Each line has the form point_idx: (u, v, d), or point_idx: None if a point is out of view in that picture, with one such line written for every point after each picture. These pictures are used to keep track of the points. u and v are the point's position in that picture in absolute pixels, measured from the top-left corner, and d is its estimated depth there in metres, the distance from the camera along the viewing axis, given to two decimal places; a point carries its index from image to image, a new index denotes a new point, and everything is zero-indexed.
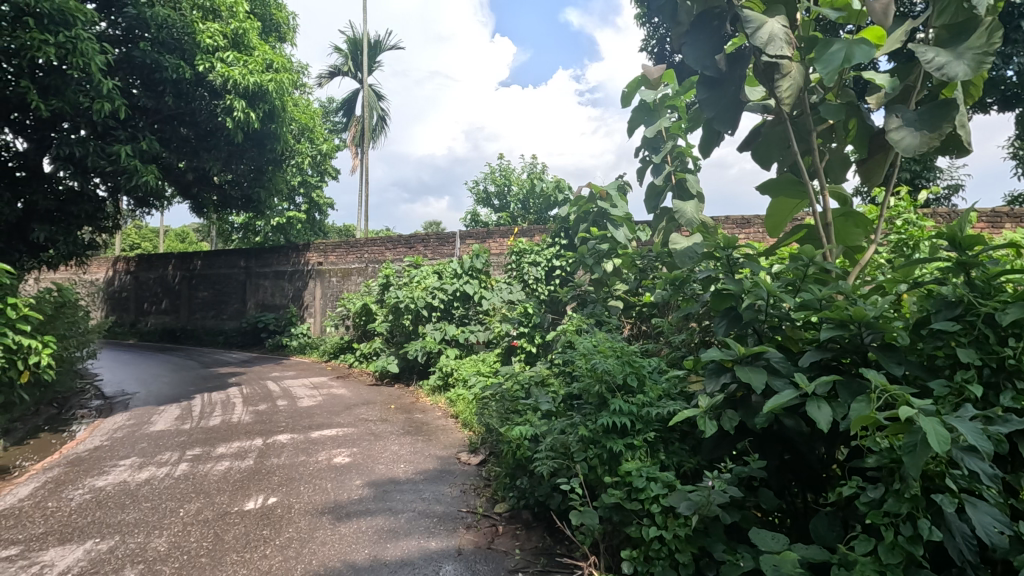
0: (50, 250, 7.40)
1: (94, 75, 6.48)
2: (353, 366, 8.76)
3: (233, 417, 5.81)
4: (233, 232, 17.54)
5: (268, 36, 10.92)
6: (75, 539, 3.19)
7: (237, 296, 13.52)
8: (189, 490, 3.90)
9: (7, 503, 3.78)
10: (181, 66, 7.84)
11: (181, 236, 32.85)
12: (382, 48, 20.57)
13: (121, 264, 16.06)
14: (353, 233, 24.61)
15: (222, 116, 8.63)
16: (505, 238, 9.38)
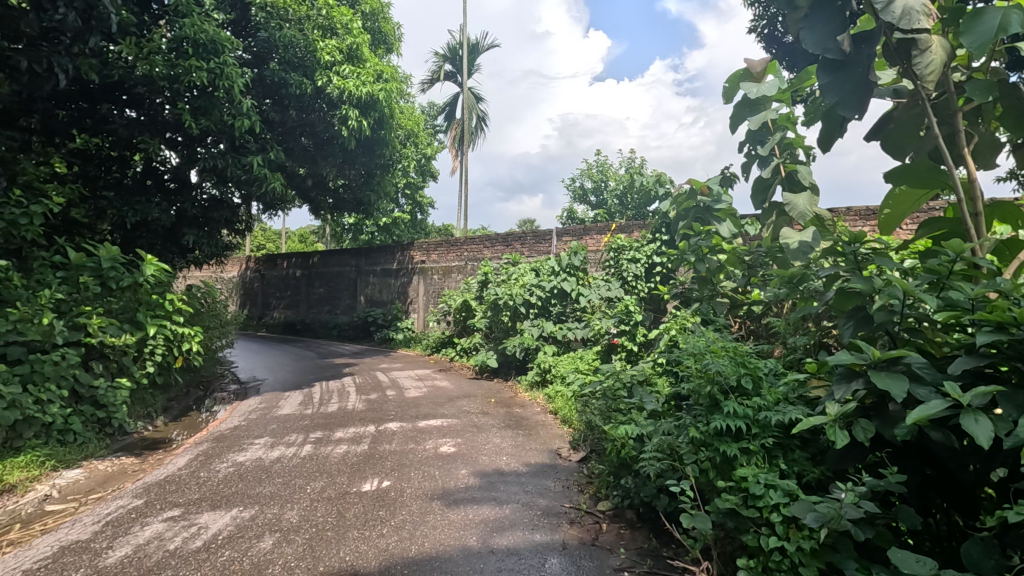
0: (197, 251, 8.40)
1: (234, 95, 7.28)
2: (454, 360, 9.12)
3: (348, 404, 6.29)
4: (344, 233, 18.87)
5: (377, 48, 11.62)
6: (224, 506, 3.62)
7: (348, 292, 14.54)
8: (314, 468, 4.28)
9: (169, 471, 4.37)
10: (304, 83, 8.57)
11: (300, 237, 35.89)
12: (480, 51, 21.09)
13: (250, 263, 17.88)
14: (451, 232, 25.51)
15: (338, 124, 9.34)
16: (602, 235, 9.30)
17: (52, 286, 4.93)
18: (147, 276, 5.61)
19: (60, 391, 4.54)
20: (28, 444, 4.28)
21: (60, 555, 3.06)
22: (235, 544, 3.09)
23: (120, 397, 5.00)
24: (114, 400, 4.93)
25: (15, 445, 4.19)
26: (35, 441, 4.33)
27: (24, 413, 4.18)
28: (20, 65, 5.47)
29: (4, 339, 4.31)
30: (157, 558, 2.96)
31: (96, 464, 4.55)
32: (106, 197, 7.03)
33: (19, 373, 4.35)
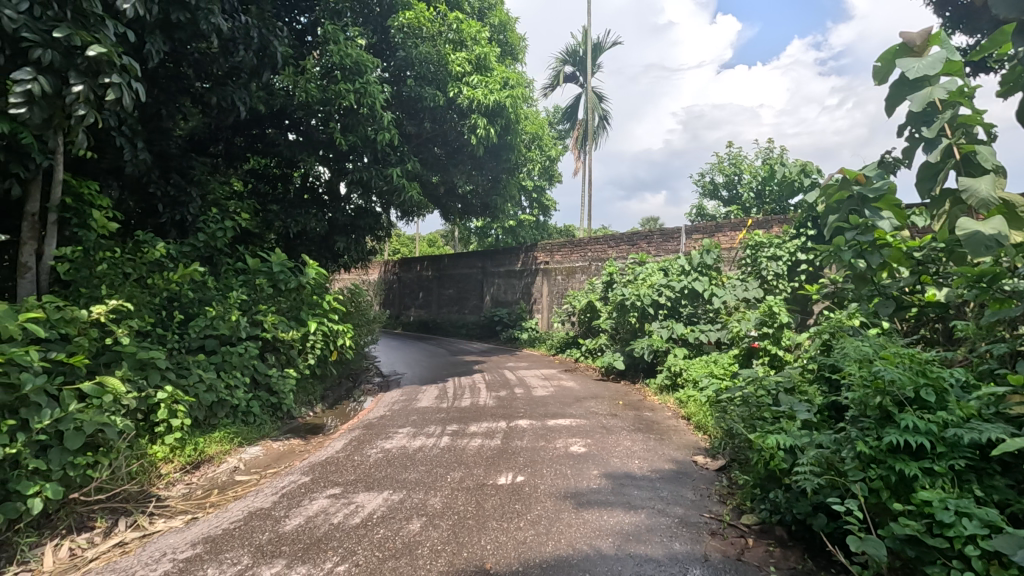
0: (346, 256, 9.30)
1: (378, 112, 7.95)
2: (579, 360, 9.13)
3: (480, 400, 6.57)
4: (470, 236, 19.77)
5: (503, 57, 11.99)
6: (377, 488, 3.97)
7: (476, 293, 15.18)
8: (453, 459, 4.54)
9: (329, 452, 4.89)
10: (437, 95, 9.12)
11: (431, 242, 38.11)
12: (603, 50, 20.88)
13: (388, 266, 19.43)
14: (573, 232, 25.53)
15: (467, 133, 9.82)
16: (736, 231, 8.77)
17: (237, 288, 5.77)
18: (308, 279, 6.32)
19: (244, 378, 5.28)
20: (221, 422, 5.03)
21: (250, 519, 3.56)
22: (388, 524, 3.37)
23: (289, 385, 5.71)
24: (283, 387, 5.64)
25: (212, 422, 4.95)
26: (226, 420, 5.07)
27: (219, 396, 4.93)
28: (211, 101, 6.44)
29: (202, 332, 5.10)
30: (324, 530, 3.33)
31: (271, 442, 5.23)
32: (274, 211, 8.03)
33: (214, 361, 5.13)
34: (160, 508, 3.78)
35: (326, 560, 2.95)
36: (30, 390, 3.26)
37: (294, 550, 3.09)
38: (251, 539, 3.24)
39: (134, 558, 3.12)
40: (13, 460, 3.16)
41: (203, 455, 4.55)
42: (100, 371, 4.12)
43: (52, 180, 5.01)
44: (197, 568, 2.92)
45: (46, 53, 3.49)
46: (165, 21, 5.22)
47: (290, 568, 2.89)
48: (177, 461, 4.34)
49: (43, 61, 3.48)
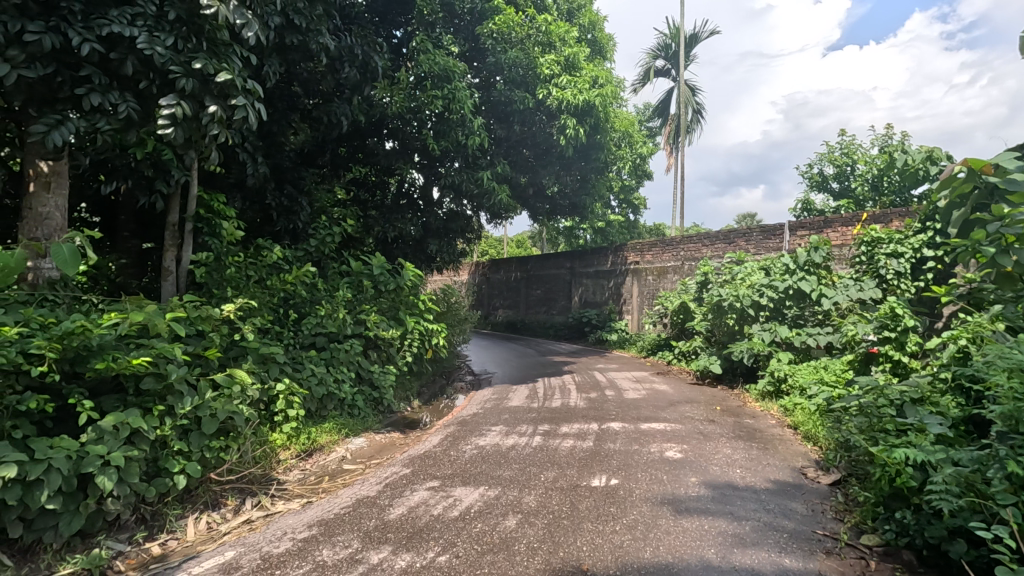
0: (438, 258, 9.64)
1: (468, 118, 8.17)
2: (671, 363, 8.84)
3: (570, 401, 6.56)
4: (558, 236, 19.80)
5: (593, 56, 11.91)
6: (473, 483, 4.09)
7: (563, 294, 15.18)
8: (545, 458, 4.57)
9: (427, 446, 5.10)
10: (526, 98, 9.24)
11: (518, 244, 38.68)
12: (697, 41, 20.08)
13: (478, 267, 19.96)
14: (664, 231, 24.76)
15: (557, 134, 9.86)
16: (848, 227, 8.13)
17: (343, 289, 6.18)
18: (406, 280, 6.64)
19: (349, 373, 5.65)
20: (330, 413, 5.41)
21: (357, 505, 3.79)
22: (485, 519, 3.46)
23: (388, 381, 6.02)
24: (384, 382, 5.96)
25: (322, 414, 5.34)
26: (334, 412, 5.45)
27: (328, 389, 5.31)
28: (319, 116, 6.96)
29: (314, 330, 5.53)
30: (426, 520, 3.48)
31: (374, 435, 5.54)
32: (374, 216, 8.51)
33: (324, 357, 5.53)
34: (280, 491, 4.13)
35: (428, 550, 3.08)
36: (176, 379, 3.71)
37: (398, 537, 3.25)
38: (359, 525, 3.45)
39: (260, 534, 3.44)
40: (162, 441, 3.60)
41: (315, 444, 4.91)
42: (229, 364, 4.58)
43: (188, 194, 5.66)
44: (313, 549, 3.16)
45: (186, 82, 3.92)
46: (280, 44, 5.71)
47: (396, 554, 3.04)
48: (293, 448, 4.73)
49: (184, 89, 3.92)
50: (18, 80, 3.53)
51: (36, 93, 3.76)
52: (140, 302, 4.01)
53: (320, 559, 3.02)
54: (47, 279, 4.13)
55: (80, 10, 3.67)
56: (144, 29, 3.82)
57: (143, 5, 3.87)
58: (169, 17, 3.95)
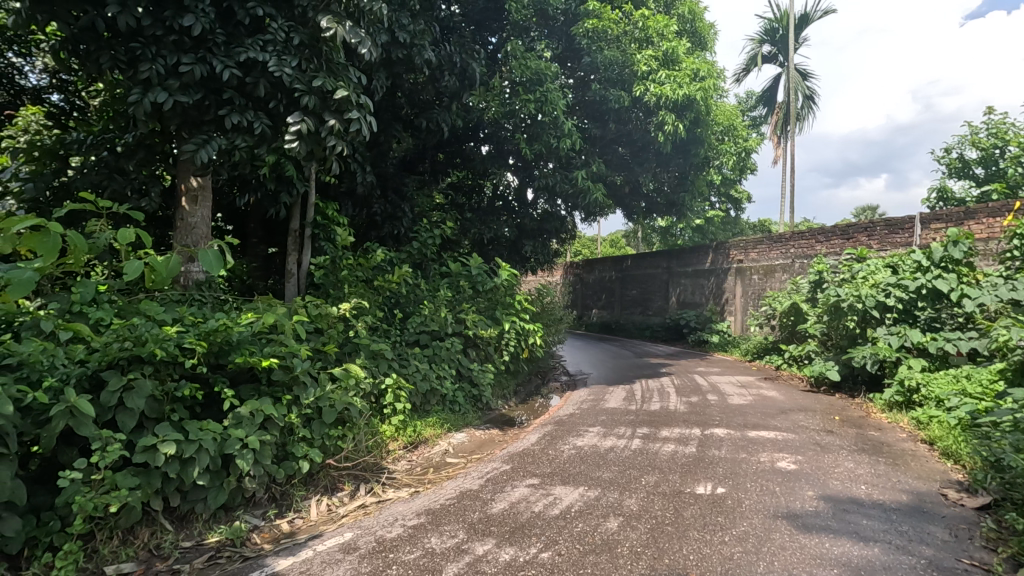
0: (533, 258, 9.73)
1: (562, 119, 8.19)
2: (781, 368, 8.28)
3: (670, 404, 6.35)
4: (654, 235, 19.27)
5: (692, 48, 11.47)
6: (573, 483, 4.09)
7: (660, 293, 14.75)
8: (646, 462, 4.47)
9: (526, 444, 5.17)
10: (622, 96, 9.06)
11: (613, 244, 38.17)
12: (808, 22, 18.64)
13: (572, 267, 19.94)
14: (770, 227, 23.24)
15: (654, 130, 9.56)
16: (996, 218, 7.20)
17: (444, 289, 6.43)
18: (503, 281, 6.79)
19: (450, 370, 5.88)
20: (433, 408, 5.66)
21: (462, 497, 3.94)
22: (586, 520, 3.45)
23: (487, 379, 6.18)
24: (483, 379, 6.13)
25: (426, 408, 5.59)
26: (437, 407, 5.68)
27: (431, 385, 5.55)
28: (420, 125, 7.30)
29: (418, 328, 5.82)
30: (527, 517, 3.53)
31: (474, 430, 5.71)
32: (470, 218, 8.79)
33: (427, 354, 5.81)
34: (390, 479, 4.39)
35: (532, 545, 3.13)
36: (300, 372, 4.07)
37: (501, 531, 3.33)
38: (464, 516, 3.59)
39: (374, 519, 3.67)
40: (289, 428, 3.96)
41: (420, 437, 5.15)
42: (345, 359, 4.95)
43: (308, 203, 6.18)
44: (423, 536, 3.32)
45: (309, 99, 4.28)
46: (387, 59, 6.06)
47: (500, 547, 3.13)
48: (401, 439, 5.00)
49: (307, 105, 4.29)
50: (174, 107, 4.05)
51: (188, 118, 4.29)
52: (270, 302, 4.45)
53: (429, 546, 3.18)
54: (195, 282, 4.70)
55: (222, 42, 4.15)
56: (274, 54, 4.22)
57: (273, 32, 4.28)
58: (294, 41, 4.34)
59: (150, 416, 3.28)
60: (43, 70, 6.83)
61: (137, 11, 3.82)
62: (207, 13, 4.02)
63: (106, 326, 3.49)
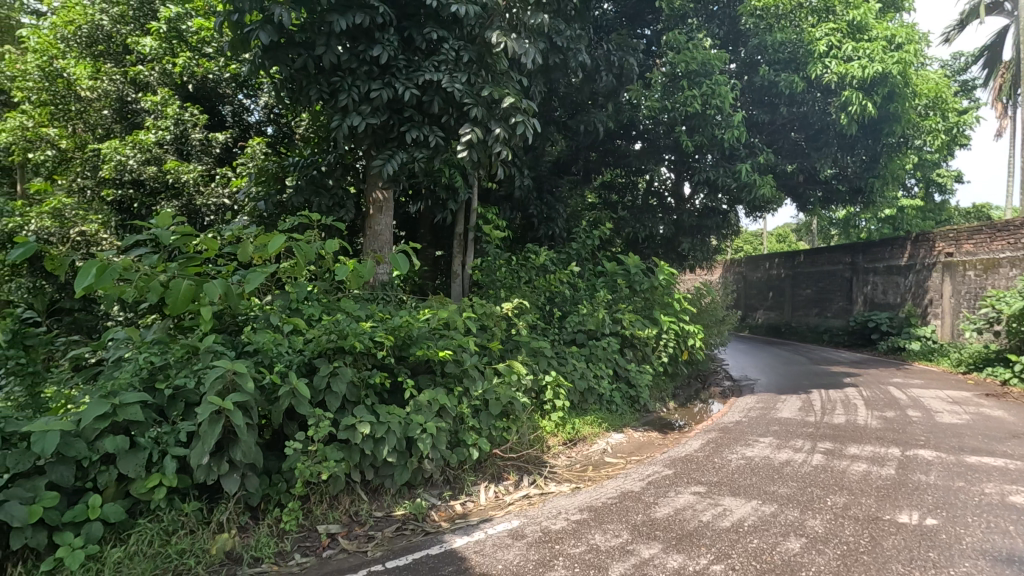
0: (691, 257, 9.21)
1: (726, 109, 7.68)
2: (1010, 384, 6.86)
3: (858, 418, 5.62)
4: (832, 227, 17.20)
5: (883, 12, 10.08)
6: (744, 495, 3.82)
7: (842, 294, 13.18)
8: (830, 481, 4.01)
9: (688, 450, 4.95)
10: (795, 79, 8.26)
11: (780, 238, 34.89)
12: None
13: (734, 264, 18.62)
14: (990, 213, 19.34)
15: (836, 113, 8.51)
16: None
17: (600, 289, 6.44)
18: (662, 280, 6.58)
19: (608, 370, 5.84)
20: (591, 407, 5.66)
21: (624, 498, 3.90)
22: (762, 536, 3.20)
23: (644, 380, 6.03)
24: (641, 381, 6.00)
25: (584, 406, 5.63)
26: (595, 406, 5.68)
27: (589, 384, 5.58)
28: (576, 127, 7.40)
29: (575, 327, 5.90)
30: (695, 525, 3.39)
31: (632, 431, 5.60)
32: (625, 216, 8.65)
33: (584, 353, 5.86)
34: (551, 473, 4.50)
35: (700, 556, 3.00)
36: (470, 366, 4.39)
37: (668, 537, 3.24)
38: (628, 517, 3.56)
39: (539, 510, 3.80)
40: (460, 416, 4.28)
41: (578, 434, 5.21)
42: (507, 355, 5.20)
43: (472, 208, 6.63)
44: (587, 532, 3.37)
45: (478, 110, 4.59)
46: (544, 66, 6.25)
47: (667, 553, 3.04)
48: (560, 435, 5.10)
49: (476, 116, 4.59)
50: (365, 129, 4.62)
51: (377, 137, 4.86)
52: (443, 301, 4.85)
53: (594, 543, 3.21)
54: (380, 282, 5.30)
55: (403, 66, 4.62)
56: (447, 72, 4.60)
57: (446, 52, 4.66)
58: (464, 58, 4.69)
59: (350, 399, 3.78)
60: (264, 108, 8.23)
61: (338, 49, 4.43)
62: (392, 43, 4.52)
63: (317, 320, 4.11)
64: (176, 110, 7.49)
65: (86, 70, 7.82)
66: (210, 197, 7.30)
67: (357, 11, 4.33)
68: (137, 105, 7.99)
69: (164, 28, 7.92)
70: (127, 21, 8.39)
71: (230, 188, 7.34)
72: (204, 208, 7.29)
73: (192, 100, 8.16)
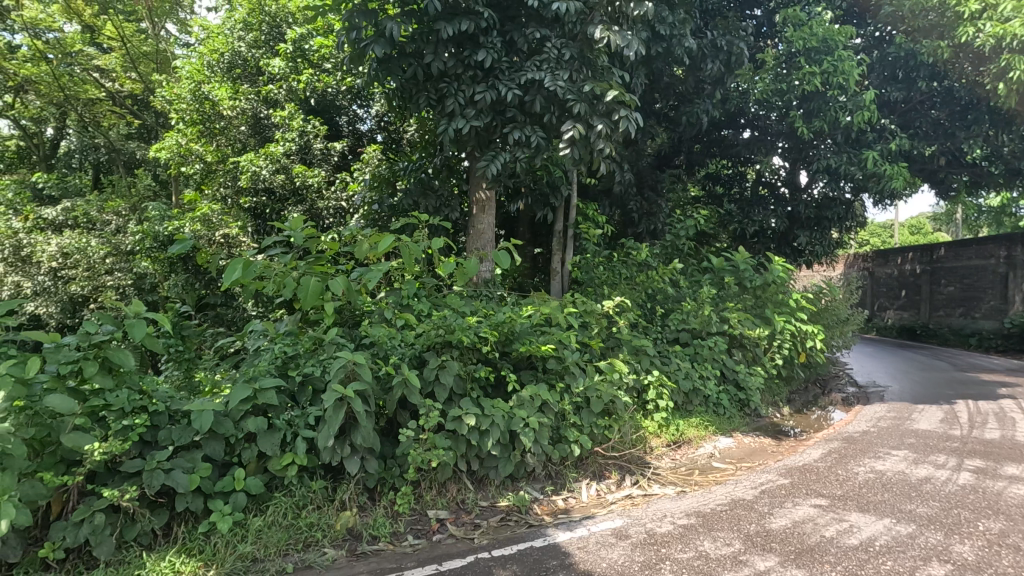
0: (807, 253, 8.29)
1: (851, 88, 7.01)
2: None
3: (1017, 434, 4.90)
4: (982, 215, 15.16)
5: None
6: (874, 512, 3.48)
7: (995, 292, 11.60)
8: (981, 503, 3.54)
9: (807, 459, 4.59)
10: (939, 47, 7.47)
11: (915, 230, 31.32)
12: None
13: (858, 260, 17.01)
14: None
15: (992, 83, 7.40)
16: None
17: (706, 286, 6.16)
18: (775, 276, 6.18)
19: (714, 371, 5.58)
20: (696, 409, 5.44)
21: (734, 505, 3.71)
22: (897, 559, 2.90)
23: (755, 382, 5.68)
24: (752, 384, 5.65)
25: (688, 408, 5.43)
26: (700, 408, 5.45)
27: (694, 385, 5.36)
28: (679, 117, 7.14)
29: (679, 326, 5.71)
30: (817, 540, 3.15)
31: (742, 436, 5.29)
32: (733, 210, 8.20)
33: (688, 353, 5.64)
34: (655, 475, 4.38)
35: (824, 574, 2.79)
36: (571, 363, 4.39)
37: (786, 550, 3.04)
38: (739, 526, 3.39)
39: (642, 511, 3.73)
40: (562, 413, 4.30)
41: (683, 436, 5.02)
42: (608, 352, 5.15)
43: (571, 205, 6.63)
44: (695, 537, 3.25)
45: (580, 106, 4.58)
46: (647, 56, 6.10)
47: (784, 567, 2.86)
48: (664, 437, 4.94)
49: (578, 113, 4.58)
50: (470, 131, 4.78)
51: (481, 139, 5.02)
52: (545, 297, 4.90)
53: (703, 549, 3.09)
54: (483, 279, 5.46)
55: (506, 68, 4.72)
56: (549, 70, 4.63)
57: (548, 51, 4.70)
58: (566, 56, 4.70)
59: (457, 391, 3.95)
60: (376, 116, 8.78)
61: (445, 56, 4.63)
62: (495, 46, 4.64)
63: (427, 315, 4.32)
64: (301, 123, 8.22)
65: (227, 91, 8.75)
66: (329, 201, 7.94)
67: (463, 18, 4.49)
68: (269, 120, 8.89)
69: (290, 49, 8.72)
70: (260, 46, 9.36)
71: (346, 193, 7.93)
72: (325, 212, 7.95)
73: (314, 113, 8.92)
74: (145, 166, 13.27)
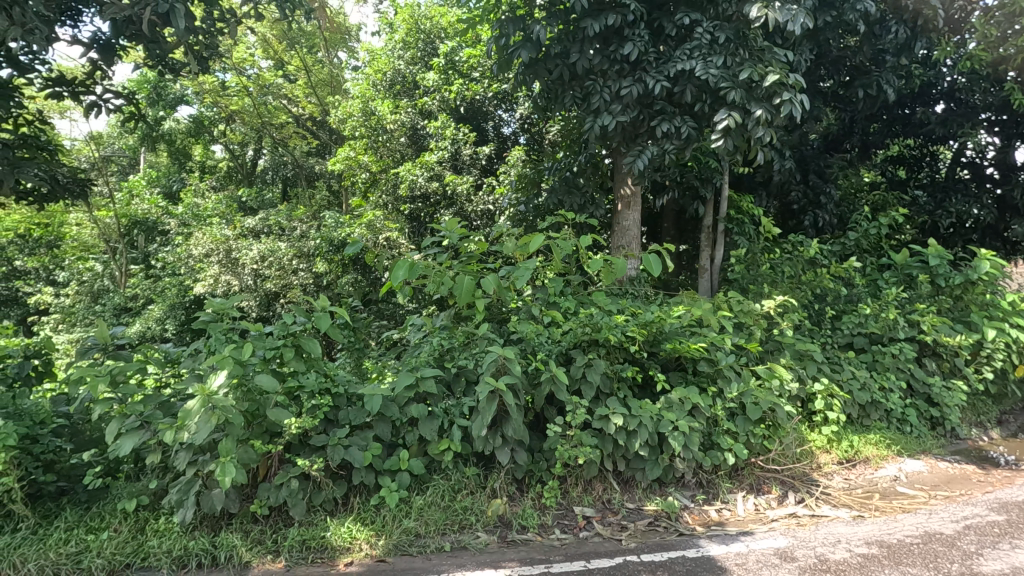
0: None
1: None
2: None
3: None
4: None
5: None
6: None
7: None
8: None
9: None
10: None
11: None
12: None
13: None
14: None
15: None
16: None
17: (889, 287, 5.40)
18: (982, 274, 5.20)
19: (899, 382, 4.87)
20: (875, 424, 4.78)
21: (929, 539, 3.19)
22: None
23: (955, 399, 4.83)
24: (949, 400, 4.82)
25: (865, 422, 4.79)
26: (880, 424, 4.78)
27: (873, 397, 4.72)
28: (852, 94, 6.35)
29: (852, 329, 5.09)
30: None
31: (936, 460, 4.52)
32: (921, 197, 7.07)
33: (865, 360, 5.00)
34: (825, 495, 3.93)
35: None
36: (725, 366, 4.12)
37: None
38: (936, 563, 2.92)
39: (810, 532, 3.38)
40: (715, 418, 4.05)
41: (859, 454, 4.44)
42: (768, 356, 4.74)
43: (723, 198, 6.24)
44: (878, 570, 2.87)
45: (736, 93, 4.25)
46: (813, 28, 5.51)
47: None
48: (835, 453, 4.41)
49: (733, 100, 4.27)
50: (616, 127, 4.71)
51: (626, 133, 4.92)
52: (695, 296, 4.65)
53: None
54: (628, 278, 5.35)
55: (654, 59, 4.58)
56: (701, 57, 4.37)
57: (700, 36, 4.44)
58: (720, 39, 4.40)
59: (604, 389, 3.92)
60: (520, 119, 9.06)
61: (591, 53, 4.61)
62: (642, 37, 4.52)
63: (572, 313, 4.35)
64: (452, 131, 8.80)
65: (389, 106, 9.63)
66: (478, 204, 8.40)
67: (609, 12, 4.44)
68: (425, 130, 9.64)
69: (443, 63, 9.36)
70: (416, 62, 10.17)
71: (493, 195, 8.32)
72: (474, 214, 8.40)
73: (463, 120, 9.50)
74: (322, 179, 15.14)
